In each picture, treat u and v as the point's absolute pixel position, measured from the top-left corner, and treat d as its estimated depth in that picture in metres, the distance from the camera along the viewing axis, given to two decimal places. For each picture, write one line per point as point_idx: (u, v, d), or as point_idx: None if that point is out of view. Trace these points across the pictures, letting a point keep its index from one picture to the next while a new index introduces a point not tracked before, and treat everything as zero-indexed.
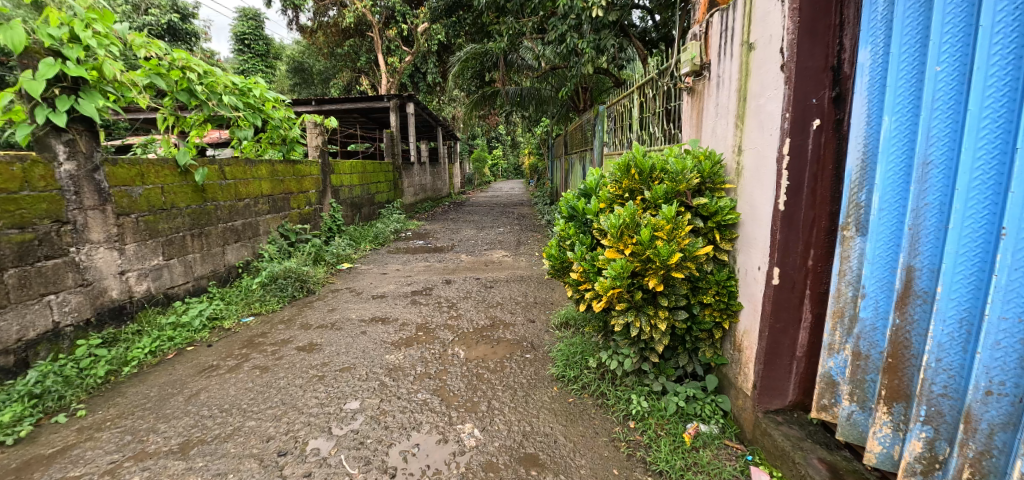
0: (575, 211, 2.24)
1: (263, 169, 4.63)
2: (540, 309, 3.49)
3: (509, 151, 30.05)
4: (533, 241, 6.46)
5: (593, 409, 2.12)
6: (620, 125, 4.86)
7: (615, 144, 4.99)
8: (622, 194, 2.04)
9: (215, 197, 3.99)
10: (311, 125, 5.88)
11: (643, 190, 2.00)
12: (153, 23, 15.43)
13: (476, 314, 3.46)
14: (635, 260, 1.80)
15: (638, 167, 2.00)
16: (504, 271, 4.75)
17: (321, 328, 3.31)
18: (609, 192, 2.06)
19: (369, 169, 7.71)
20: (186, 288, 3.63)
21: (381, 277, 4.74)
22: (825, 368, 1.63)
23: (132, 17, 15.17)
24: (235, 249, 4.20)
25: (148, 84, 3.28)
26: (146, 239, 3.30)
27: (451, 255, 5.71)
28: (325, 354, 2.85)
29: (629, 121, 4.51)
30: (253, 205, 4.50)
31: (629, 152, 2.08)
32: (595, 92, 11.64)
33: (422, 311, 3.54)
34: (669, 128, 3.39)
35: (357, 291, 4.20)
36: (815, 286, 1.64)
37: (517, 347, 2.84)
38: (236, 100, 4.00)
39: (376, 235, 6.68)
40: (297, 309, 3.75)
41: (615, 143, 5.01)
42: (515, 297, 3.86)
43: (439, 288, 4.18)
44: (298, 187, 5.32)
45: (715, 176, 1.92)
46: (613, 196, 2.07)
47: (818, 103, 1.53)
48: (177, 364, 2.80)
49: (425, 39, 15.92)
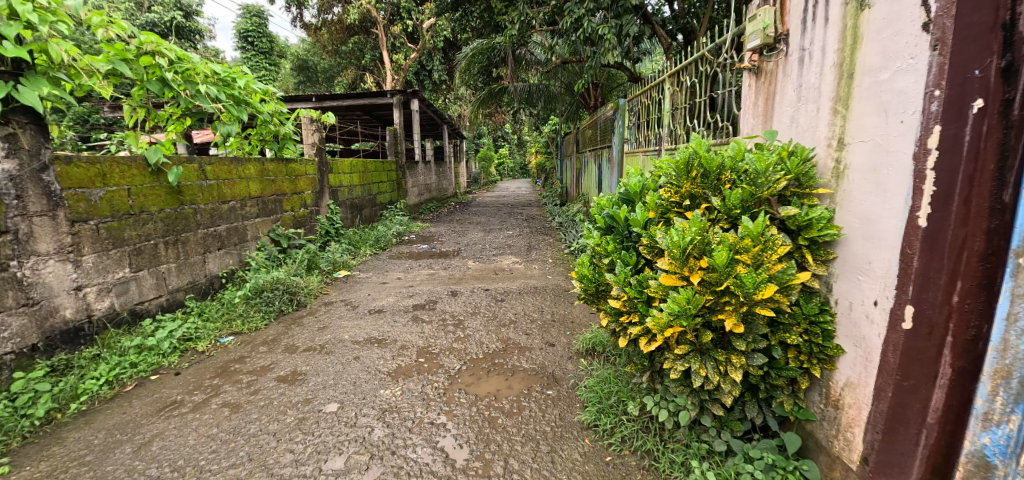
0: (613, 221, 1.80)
1: (251, 169, 4.21)
2: (560, 330, 3.03)
3: (516, 150, 29.57)
4: (545, 246, 5.99)
5: (639, 475, 1.67)
6: (644, 120, 4.38)
7: (638, 141, 4.51)
8: (679, 201, 1.61)
9: (195, 199, 3.57)
10: (307, 121, 5.44)
11: (708, 196, 1.56)
12: (155, 21, 15.12)
13: (486, 335, 3.01)
14: (705, 290, 1.37)
15: (703, 165, 1.55)
16: (516, 281, 4.29)
17: (308, 351, 2.87)
18: (663, 198, 1.63)
19: (370, 168, 7.27)
20: (158, 304, 3.22)
21: (379, 287, 4.30)
22: (976, 445, 1.13)
23: (134, 15, 14.87)
24: (217, 258, 3.78)
25: (112, 71, 2.89)
26: (109, 248, 2.90)
27: (457, 261, 5.26)
28: (308, 387, 2.42)
29: (656, 114, 4.02)
30: (239, 208, 4.08)
31: (689, 146, 1.64)
32: (606, 88, 11.19)
33: (424, 331, 3.10)
34: (711, 119, 2.91)
35: (352, 305, 3.76)
36: (961, 334, 1.12)
37: (535, 381, 2.39)
38: (218, 92, 3.57)
39: (377, 239, 6.24)
40: (283, 327, 3.32)
41: (638, 139, 4.53)
42: (529, 314, 3.39)
43: (443, 302, 3.73)
44: (292, 187, 4.90)
45: (806, 176, 1.46)
46: (667, 204, 1.63)
47: (982, 76, 1.04)
48: (134, 399, 2.40)
49: (431, 35, 15.48)
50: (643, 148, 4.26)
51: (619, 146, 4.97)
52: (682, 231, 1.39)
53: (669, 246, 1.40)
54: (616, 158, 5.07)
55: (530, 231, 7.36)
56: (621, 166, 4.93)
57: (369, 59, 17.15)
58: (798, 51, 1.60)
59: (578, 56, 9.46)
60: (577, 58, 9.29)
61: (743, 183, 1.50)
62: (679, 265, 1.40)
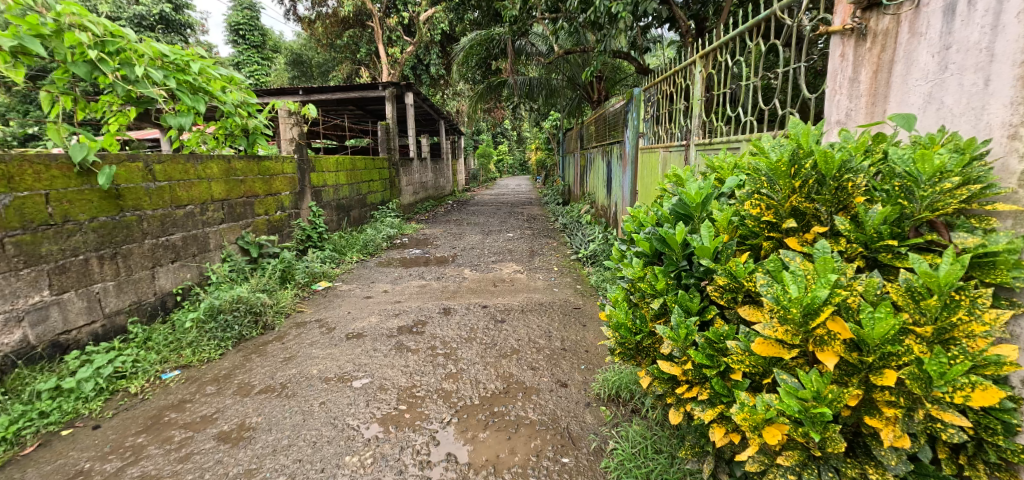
0: (663, 244, 1.32)
1: (213, 168, 3.67)
2: (572, 365, 2.50)
3: (516, 146, 28.93)
4: (549, 252, 5.45)
5: None
6: (663, 111, 3.82)
7: (656, 135, 3.96)
8: (778, 220, 1.15)
9: (139, 205, 3.04)
10: (284, 114, 4.88)
11: (824, 214, 1.11)
12: (143, 14, 14.49)
13: (483, 371, 2.46)
14: (848, 376, 0.99)
15: (823, 165, 1.09)
16: (519, 296, 3.74)
17: (264, 393, 2.33)
18: (745, 217, 1.20)
19: (359, 165, 6.71)
20: (91, 331, 2.68)
21: (361, 303, 3.75)
22: None
23: (120, 8, 14.26)
24: (170, 272, 3.24)
25: (21, 48, 2.37)
26: (19, 269, 2.37)
27: (452, 270, 4.71)
28: (252, 452, 1.88)
29: (679, 104, 3.47)
30: (198, 213, 3.53)
31: (792, 143, 1.18)
32: (610, 80, 10.68)
33: (408, 365, 2.55)
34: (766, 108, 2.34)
35: (327, 327, 3.22)
36: None
37: (546, 443, 1.86)
38: (166, 77, 3.01)
39: (365, 243, 5.70)
40: (241, 357, 2.78)
41: (656, 132, 3.98)
42: (534, 341, 2.84)
43: (433, 323, 3.18)
44: (265, 188, 4.35)
45: (987, 183, 1.01)
46: (759, 224, 1.18)
47: None
48: (30, 468, 1.87)
49: (428, 28, 14.82)
50: (664, 144, 3.68)
51: (633, 141, 4.40)
52: (807, 284, 1.00)
53: (787, 309, 0.99)
54: (629, 155, 4.51)
55: (532, 234, 6.80)
56: (636, 164, 4.36)
57: (364, 53, 16.51)
58: (945, 0, 1.26)
59: (582, 46, 8.86)
60: (580, 48, 8.69)
61: (889, 198, 1.06)
62: (800, 337, 1.00)
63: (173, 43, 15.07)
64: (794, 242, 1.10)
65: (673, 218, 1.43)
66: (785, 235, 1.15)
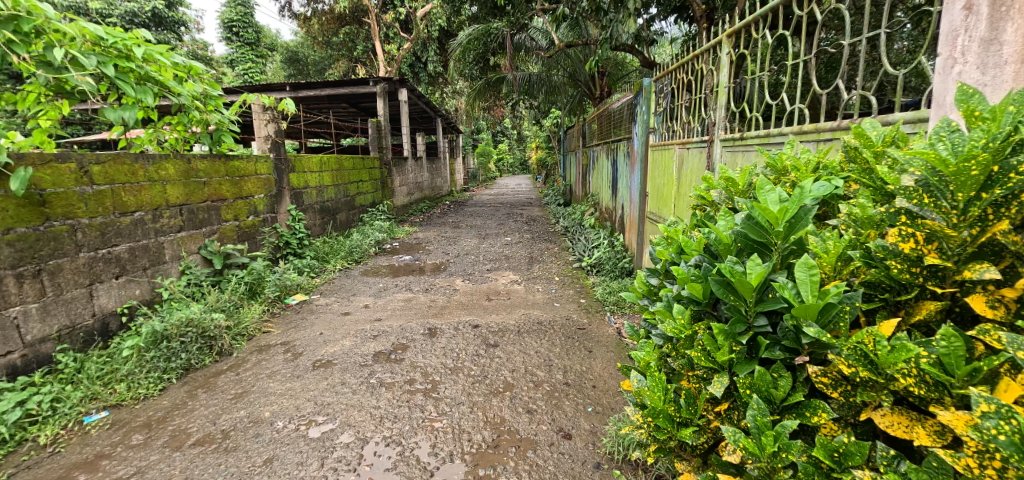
0: (725, 290, 1.08)
1: (168, 168, 3.25)
2: (577, 408, 2.07)
3: (515, 145, 28.48)
4: (549, 258, 5.01)
5: None
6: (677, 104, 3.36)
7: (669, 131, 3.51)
8: (953, 260, 0.82)
9: (72, 213, 2.61)
10: (258, 108, 4.43)
11: None
12: (135, 11, 14.07)
13: (467, 415, 2.03)
14: None
15: None
16: (514, 313, 3.30)
17: (199, 446, 1.91)
18: (885, 254, 0.86)
19: (347, 165, 6.28)
20: (7, 364, 2.24)
21: (337, 321, 3.33)
22: None
23: (110, 5, 13.83)
24: (114, 289, 2.81)
25: None
26: None
27: (442, 280, 4.28)
28: None
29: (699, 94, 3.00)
30: (150, 220, 3.11)
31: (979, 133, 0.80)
32: (612, 76, 10.29)
33: (379, 407, 2.11)
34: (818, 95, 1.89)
35: (292, 353, 2.78)
36: None
37: None
38: (101, 63, 2.58)
39: (351, 250, 5.28)
40: (186, 394, 2.36)
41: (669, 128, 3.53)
42: (530, 373, 2.41)
43: (415, 348, 2.74)
44: (234, 191, 3.95)
45: None
46: (923, 271, 0.84)
47: None
48: None
49: (425, 25, 14.35)
50: (680, 140, 3.22)
51: (642, 138, 3.95)
52: None
53: None
54: (637, 154, 4.07)
55: (531, 238, 6.37)
56: (646, 163, 3.90)
57: (361, 51, 16.06)
58: None
59: (584, 39, 8.39)
60: (583, 42, 8.23)
61: None
62: None
63: (165, 41, 14.64)
64: (982, 305, 0.78)
65: (739, 248, 1.14)
66: (958, 289, 0.82)
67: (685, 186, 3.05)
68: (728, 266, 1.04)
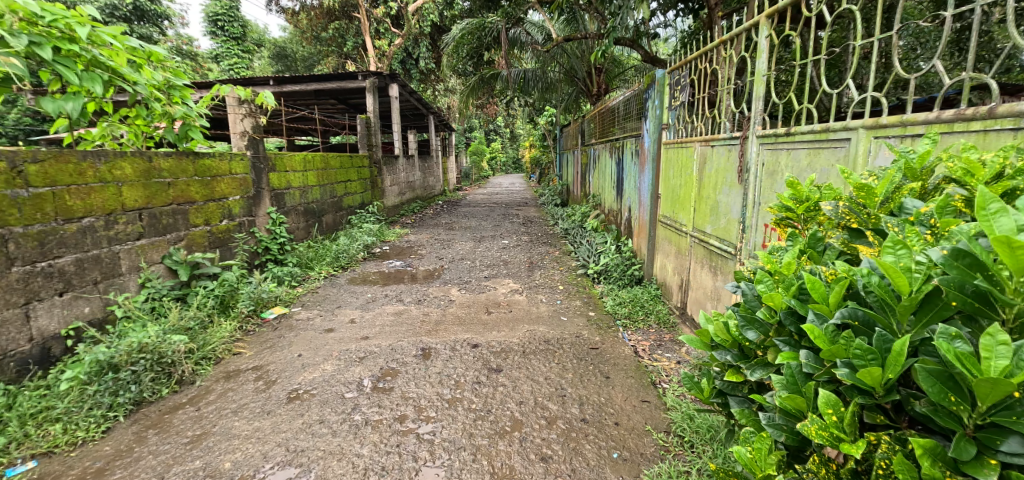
0: (942, 386, 0.74)
1: (123, 167, 2.88)
2: (600, 455, 1.74)
3: (509, 143, 28.14)
4: (551, 264, 4.67)
5: None
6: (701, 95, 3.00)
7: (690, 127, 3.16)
8: None
9: (2, 220, 2.25)
10: (233, 102, 4.03)
11: None
12: (115, 3, 13.49)
13: (469, 467, 1.69)
14: None
15: None
16: (517, 329, 2.96)
17: None
18: None
19: (333, 163, 5.89)
20: None
21: (318, 339, 2.96)
22: None
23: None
24: (58, 308, 2.45)
25: None
26: None
27: (436, 289, 3.92)
28: None
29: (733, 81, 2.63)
30: (102, 227, 2.75)
31: None
32: (609, 73, 10.00)
33: (362, 454, 1.77)
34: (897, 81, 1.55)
35: (264, 381, 2.42)
36: None
37: None
38: (35, 45, 2.22)
39: (338, 255, 4.90)
40: (133, 437, 2.00)
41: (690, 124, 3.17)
42: (541, 407, 2.06)
43: (406, 375, 2.39)
44: (204, 192, 3.58)
45: None
46: None
47: None
48: None
49: (417, 20, 13.95)
50: (700, 137, 2.87)
51: (655, 135, 3.59)
52: None
53: None
54: (648, 152, 3.72)
55: (530, 241, 6.03)
56: (659, 162, 3.56)
57: (351, 47, 15.60)
58: None
59: (583, 33, 8.04)
60: (581, 35, 7.88)
61: None
62: None
63: (148, 35, 14.12)
64: None
65: (932, 306, 0.81)
66: None
67: (706, 188, 2.71)
68: (958, 351, 0.71)
